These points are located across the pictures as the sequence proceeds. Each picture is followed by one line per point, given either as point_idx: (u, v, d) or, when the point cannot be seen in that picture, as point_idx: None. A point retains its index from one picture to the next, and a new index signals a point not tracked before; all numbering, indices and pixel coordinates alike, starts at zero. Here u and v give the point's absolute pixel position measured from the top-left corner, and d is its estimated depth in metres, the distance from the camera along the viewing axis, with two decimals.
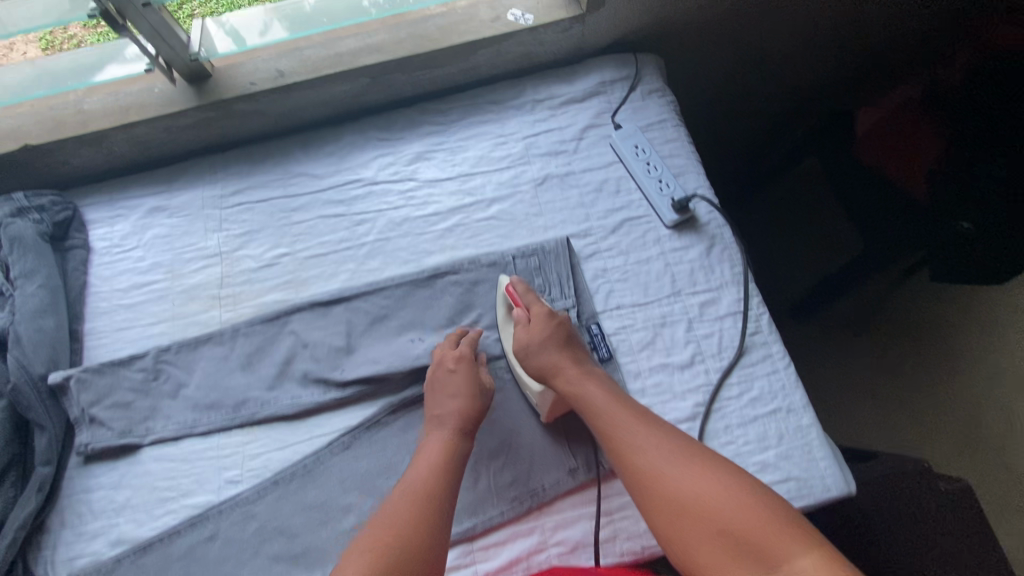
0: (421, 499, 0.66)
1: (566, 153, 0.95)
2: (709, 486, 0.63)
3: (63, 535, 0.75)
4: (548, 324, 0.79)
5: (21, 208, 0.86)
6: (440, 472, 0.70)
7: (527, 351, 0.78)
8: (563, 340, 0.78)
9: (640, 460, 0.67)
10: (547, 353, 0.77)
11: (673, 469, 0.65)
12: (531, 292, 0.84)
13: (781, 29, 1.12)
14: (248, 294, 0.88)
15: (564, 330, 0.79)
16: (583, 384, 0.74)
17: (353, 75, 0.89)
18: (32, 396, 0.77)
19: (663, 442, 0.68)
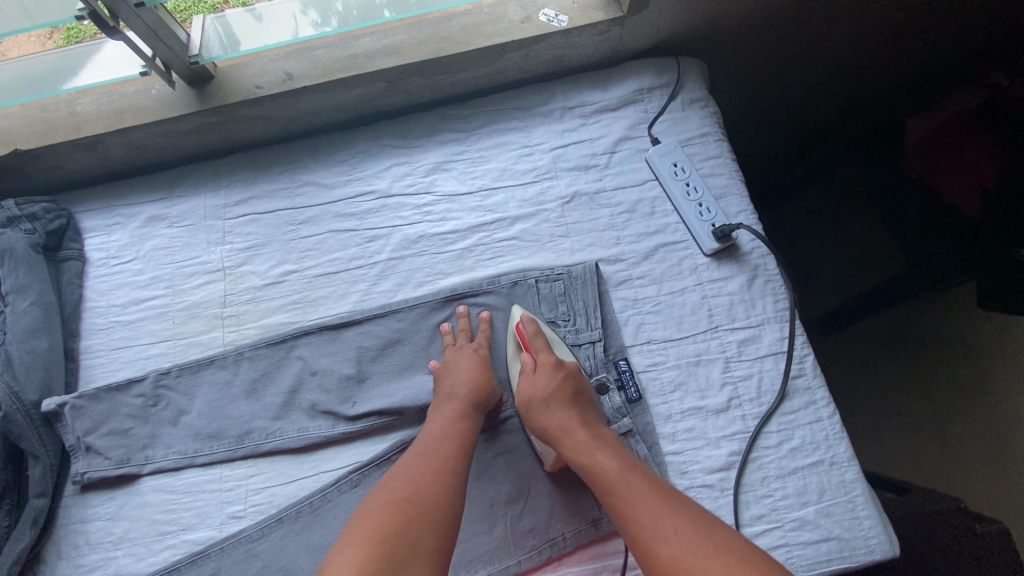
0: (420, 493, 0.61)
1: (597, 168, 0.87)
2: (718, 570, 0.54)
3: (58, 569, 0.71)
4: (553, 377, 0.73)
5: (11, 217, 0.80)
6: (442, 467, 0.65)
7: (529, 409, 0.72)
8: (568, 396, 0.72)
9: (646, 536, 0.59)
10: (553, 409, 0.70)
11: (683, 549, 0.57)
12: (541, 335, 0.76)
13: (828, 35, 1.02)
14: (253, 314, 0.83)
15: (570, 386, 0.72)
16: (593, 451, 0.67)
17: (368, 79, 0.82)
18: (24, 424, 0.72)
19: (680, 522, 0.59)
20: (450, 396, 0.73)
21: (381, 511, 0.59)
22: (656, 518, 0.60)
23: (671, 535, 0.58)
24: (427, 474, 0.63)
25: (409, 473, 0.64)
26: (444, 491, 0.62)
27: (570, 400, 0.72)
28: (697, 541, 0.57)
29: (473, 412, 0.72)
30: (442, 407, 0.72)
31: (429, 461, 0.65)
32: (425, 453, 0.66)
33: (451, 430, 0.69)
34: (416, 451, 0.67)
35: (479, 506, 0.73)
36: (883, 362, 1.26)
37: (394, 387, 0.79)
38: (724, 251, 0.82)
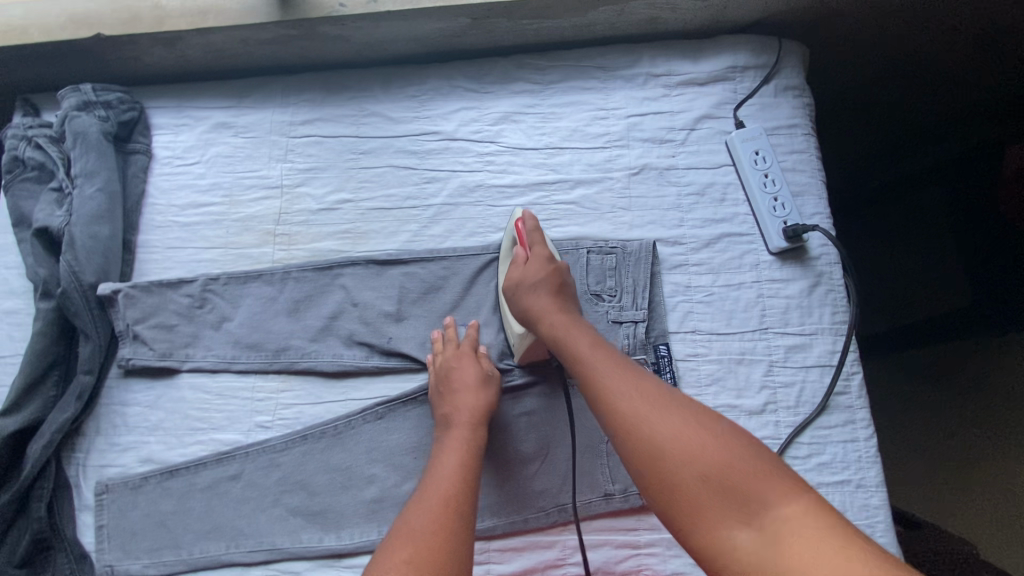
0: (428, 566, 0.55)
1: (672, 144, 0.83)
2: (684, 427, 0.53)
3: (97, 442, 0.76)
4: (544, 267, 0.72)
5: (87, 101, 0.81)
6: (449, 522, 0.59)
7: (517, 290, 0.73)
8: (556, 284, 0.71)
9: (617, 395, 0.58)
10: (534, 294, 0.71)
11: (652, 413, 0.55)
12: (539, 231, 0.76)
13: (929, 47, 0.94)
14: (304, 236, 0.83)
15: (559, 277, 0.72)
16: (567, 328, 0.68)
17: (453, 14, 0.79)
18: (80, 303, 0.75)
19: (635, 377, 0.60)
20: (450, 429, 0.69)
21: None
22: (619, 377, 0.60)
23: (630, 392, 0.58)
24: (431, 537, 0.57)
25: (410, 534, 0.58)
26: (451, 550, 0.57)
27: (558, 288, 0.72)
28: (654, 400, 0.57)
29: (475, 442, 0.68)
30: (445, 439, 0.69)
31: (432, 518, 0.59)
32: (426, 505, 0.61)
33: (455, 469, 0.65)
34: (416, 504, 0.61)
35: (494, 460, 0.74)
36: (927, 395, 1.12)
37: (430, 330, 0.79)
38: (790, 251, 0.78)
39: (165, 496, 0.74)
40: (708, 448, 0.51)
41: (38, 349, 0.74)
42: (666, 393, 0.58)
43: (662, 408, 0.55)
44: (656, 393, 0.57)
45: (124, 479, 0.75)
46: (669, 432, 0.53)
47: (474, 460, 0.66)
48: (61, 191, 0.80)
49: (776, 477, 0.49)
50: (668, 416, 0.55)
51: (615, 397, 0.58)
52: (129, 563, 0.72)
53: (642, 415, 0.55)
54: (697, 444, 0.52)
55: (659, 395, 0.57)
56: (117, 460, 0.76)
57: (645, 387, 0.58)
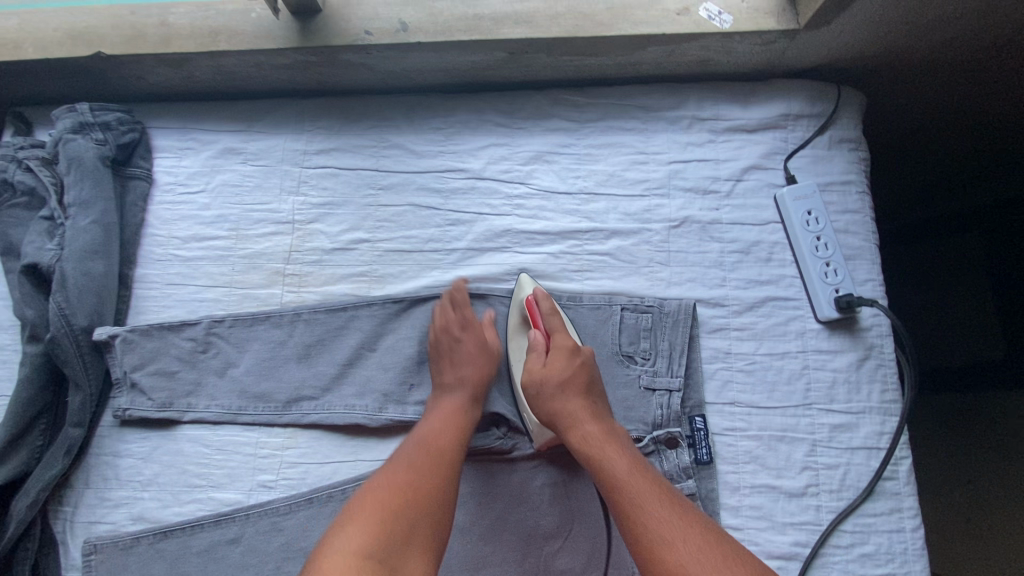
0: (409, 507, 0.58)
1: (717, 195, 0.77)
2: None
3: (86, 496, 0.71)
4: (568, 363, 0.68)
5: (84, 122, 0.74)
6: (432, 476, 0.61)
7: (539, 390, 0.68)
8: (583, 384, 0.67)
9: (665, 553, 0.54)
10: (562, 399, 0.65)
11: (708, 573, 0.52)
12: (557, 314, 0.72)
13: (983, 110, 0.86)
14: (317, 278, 0.77)
15: (585, 374, 0.67)
16: (602, 447, 0.63)
17: (489, 47, 0.72)
18: (72, 350, 0.69)
19: (685, 522, 0.56)
20: (441, 395, 0.69)
21: (367, 515, 0.57)
22: (668, 524, 0.56)
23: (683, 543, 0.54)
24: (414, 488, 0.59)
25: (398, 480, 0.60)
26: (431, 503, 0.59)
27: (586, 387, 0.67)
28: (710, 552, 0.53)
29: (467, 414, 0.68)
30: (439, 398, 0.69)
31: (417, 470, 0.61)
32: (418, 455, 0.63)
33: (447, 429, 0.65)
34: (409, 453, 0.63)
35: (517, 532, 0.69)
36: (947, 437, 1.07)
37: None
38: (839, 320, 0.73)
39: (157, 558, 0.69)
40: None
41: (25, 398, 0.68)
42: (730, 550, 0.54)
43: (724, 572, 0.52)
44: (713, 546, 0.54)
45: (114, 538, 0.69)
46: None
47: (468, 418, 0.68)
48: (53, 220, 0.73)
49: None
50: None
51: (664, 549, 0.54)
52: None
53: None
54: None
55: (721, 549, 0.54)
56: (108, 516, 0.71)
57: (701, 536, 0.55)
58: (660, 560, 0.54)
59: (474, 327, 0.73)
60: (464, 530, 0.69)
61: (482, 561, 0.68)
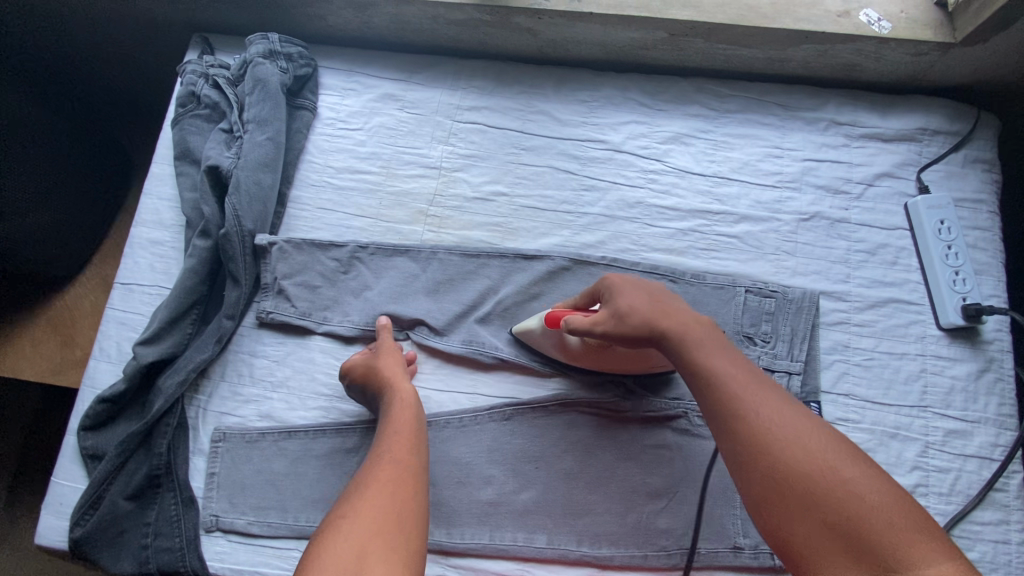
0: (407, 474, 0.58)
1: (848, 196, 0.80)
2: (820, 448, 0.49)
3: (220, 388, 0.76)
4: (632, 289, 0.65)
5: (272, 51, 0.83)
6: (400, 463, 0.59)
7: (619, 315, 0.63)
8: (654, 292, 0.65)
9: (750, 419, 0.52)
10: (641, 307, 0.63)
11: (793, 434, 0.51)
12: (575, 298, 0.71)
13: None
14: (455, 222, 0.82)
15: (656, 287, 0.66)
16: (687, 329, 0.60)
17: (653, 25, 0.78)
18: (237, 248, 0.75)
19: (767, 391, 0.54)
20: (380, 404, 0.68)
21: (348, 505, 0.54)
22: (763, 392, 0.54)
23: (766, 409, 0.53)
24: (383, 474, 0.57)
25: (391, 450, 0.60)
26: (409, 476, 0.58)
27: (656, 293, 0.65)
28: (801, 421, 0.51)
29: (393, 398, 0.67)
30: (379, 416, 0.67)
31: (391, 449, 0.61)
32: (386, 446, 0.61)
33: (401, 423, 0.64)
34: (391, 429, 0.63)
35: (621, 486, 0.71)
36: None
37: None
38: (961, 330, 0.74)
39: (280, 456, 0.73)
40: (849, 492, 0.47)
41: (188, 285, 0.74)
42: (809, 417, 0.52)
43: (813, 444, 0.50)
44: (803, 419, 0.52)
45: (242, 431, 0.74)
46: (846, 478, 0.48)
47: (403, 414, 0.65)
48: (230, 132, 0.80)
49: (924, 534, 0.45)
50: (809, 438, 0.50)
51: (749, 411, 0.53)
52: (234, 516, 0.71)
53: (780, 439, 0.50)
54: (848, 484, 0.47)
55: (811, 428, 0.51)
56: (238, 410, 0.75)
57: (791, 410, 0.52)
58: (745, 420, 0.52)
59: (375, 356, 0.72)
60: (571, 476, 0.72)
61: (585, 508, 0.71)
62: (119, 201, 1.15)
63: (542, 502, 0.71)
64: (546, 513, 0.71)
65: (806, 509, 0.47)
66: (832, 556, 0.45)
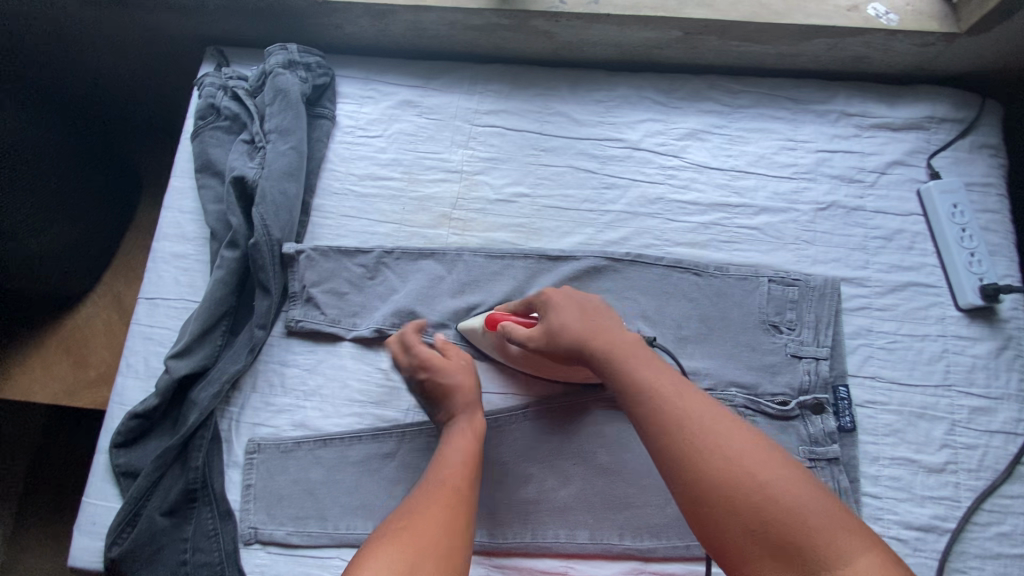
0: (460, 493, 0.57)
1: (861, 185, 0.82)
2: (727, 437, 0.51)
3: (252, 399, 0.75)
4: (560, 301, 0.68)
5: (292, 61, 0.83)
6: (458, 484, 0.58)
7: (552, 331, 0.66)
8: (588, 308, 0.67)
9: (678, 422, 0.53)
10: (571, 321, 0.66)
11: (705, 431, 0.52)
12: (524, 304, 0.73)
13: None
14: (480, 224, 0.83)
15: (587, 300, 0.69)
16: (618, 343, 0.62)
17: (668, 25, 0.80)
18: (266, 257, 0.75)
19: (681, 389, 0.56)
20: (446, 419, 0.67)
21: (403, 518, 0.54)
22: (687, 396, 0.55)
23: (689, 410, 0.54)
24: (439, 494, 0.57)
25: (448, 470, 0.60)
26: (464, 499, 0.57)
27: (590, 309, 0.67)
28: (721, 420, 0.53)
29: (461, 421, 0.66)
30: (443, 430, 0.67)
31: (452, 469, 0.60)
32: (445, 465, 0.61)
33: (464, 447, 0.63)
34: (450, 447, 0.63)
35: (659, 478, 0.72)
36: None
37: None
38: (979, 310, 0.77)
39: (316, 464, 0.73)
40: (771, 490, 0.47)
41: (217, 297, 0.74)
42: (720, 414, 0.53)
43: (734, 443, 0.51)
44: (726, 421, 0.53)
45: (277, 441, 0.74)
46: (762, 479, 0.48)
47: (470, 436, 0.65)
48: (252, 143, 0.81)
49: (852, 530, 0.45)
50: (730, 440, 0.51)
51: (673, 417, 0.54)
52: (273, 527, 0.71)
53: (703, 441, 0.51)
54: (769, 483, 0.48)
55: (732, 427, 0.52)
56: (271, 420, 0.75)
57: (716, 415, 0.53)
58: (669, 424, 0.54)
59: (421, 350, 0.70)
60: (608, 470, 0.72)
61: (625, 502, 0.71)
62: (130, 217, 1.14)
63: (582, 498, 0.71)
64: (586, 509, 0.71)
65: (729, 511, 0.48)
66: (759, 561, 0.46)
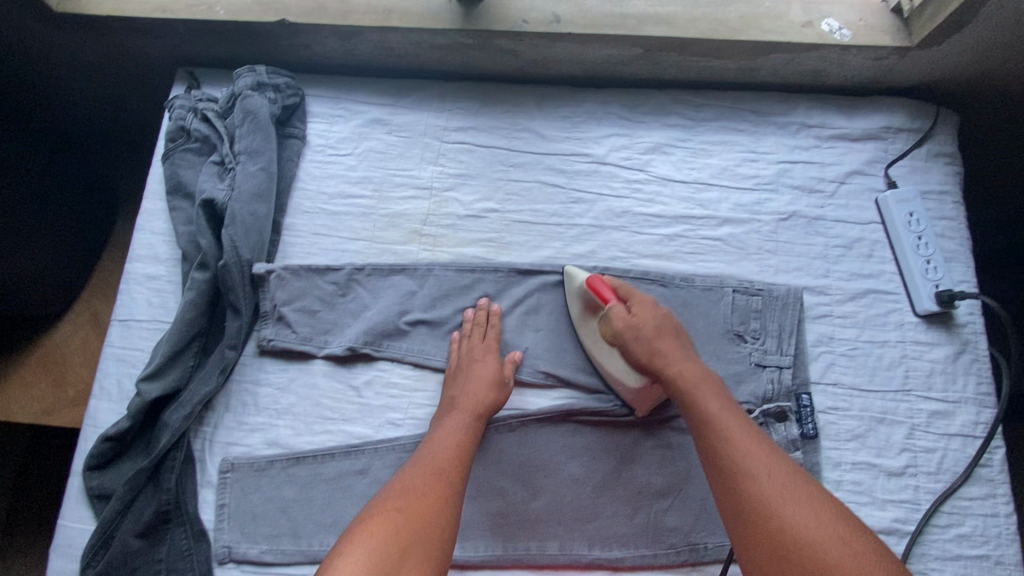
0: (443, 485, 0.63)
1: (822, 195, 0.84)
2: (796, 501, 0.56)
3: (225, 419, 0.76)
4: (652, 313, 0.74)
5: (260, 83, 0.84)
6: (446, 477, 0.64)
7: (631, 334, 0.72)
8: (670, 329, 0.73)
9: (749, 477, 0.58)
10: (652, 336, 0.72)
11: (775, 490, 0.57)
12: (620, 288, 0.76)
13: None
14: (450, 240, 0.84)
15: (672, 321, 0.74)
16: (696, 384, 0.67)
17: (629, 42, 0.82)
18: (236, 278, 0.76)
19: (757, 445, 0.61)
20: (453, 407, 0.72)
21: (393, 504, 0.60)
22: (758, 452, 0.60)
23: (762, 468, 0.59)
24: (427, 485, 0.62)
25: (438, 461, 0.65)
26: (449, 491, 0.63)
27: (674, 334, 0.73)
28: (790, 482, 0.58)
29: (475, 427, 0.70)
30: (446, 416, 0.71)
31: (441, 460, 0.66)
32: (435, 456, 0.66)
33: (456, 441, 0.68)
34: (443, 439, 0.68)
35: (628, 488, 0.73)
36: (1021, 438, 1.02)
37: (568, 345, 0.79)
38: (936, 316, 0.78)
39: (289, 482, 0.74)
40: (838, 554, 0.52)
41: (188, 318, 0.75)
42: (795, 476, 0.58)
43: (804, 507, 0.55)
44: (799, 485, 0.57)
45: (250, 460, 0.74)
46: (829, 546, 0.53)
47: (470, 435, 0.69)
48: (222, 165, 0.82)
49: None
50: (801, 504, 0.56)
51: (747, 471, 0.59)
52: (247, 546, 0.71)
53: (777, 500, 0.56)
54: (835, 549, 0.52)
55: (803, 492, 0.57)
56: (244, 439, 0.75)
57: (789, 476, 0.58)
58: (741, 476, 0.58)
59: (490, 341, 0.77)
60: (578, 480, 0.74)
61: (594, 512, 0.72)
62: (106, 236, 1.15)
63: (552, 509, 0.73)
64: (557, 520, 0.72)
65: (795, 566, 0.52)
66: None
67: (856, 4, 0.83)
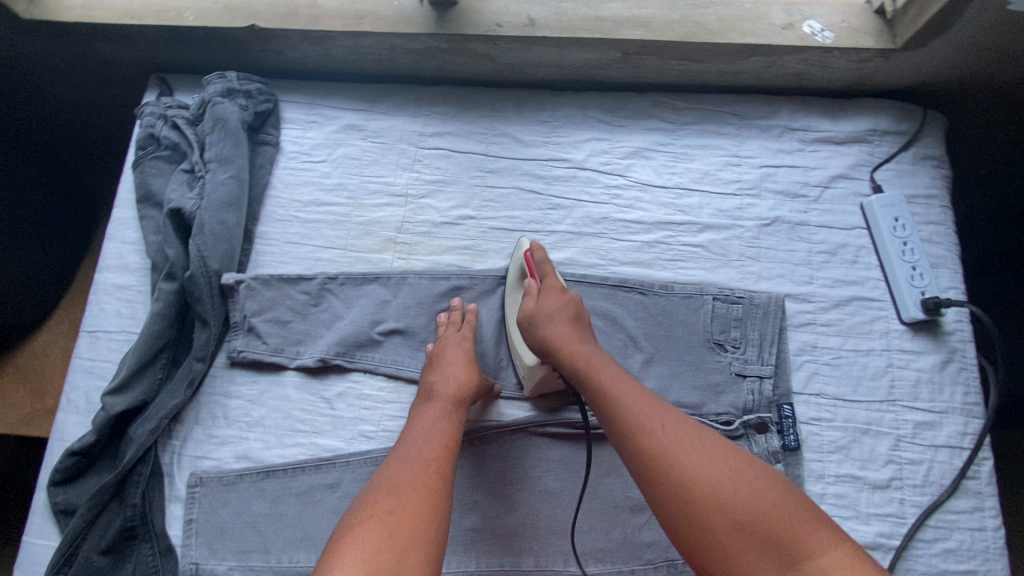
0: (432, 474, 0.59)
1: (806, 199, 0.82)
2: (722, 469, 0.54)
3: (194, 432, 0.74)
4: (558, 299, 0.71)
5: (231, 89, 0.83)
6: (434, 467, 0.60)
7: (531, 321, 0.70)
8: (574, 313, 0.70)
9: (665, 452, 0.55)
10: (553, 323, 0.68)
11: (700, 462, 0.54)
12: (548, 262, 0.75)
13: None
14: (425, 247, 0.82)
15: (575, 307, 0.70)
16: (597, 367, 0.64)
17: (606, 46, 0.80)
18: (204, 289, 0.75)
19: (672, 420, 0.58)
20: (432, 396, 0.68)
21: (376, 511, 0.56)
22: (673, 428, 0.57)
23: (681, 443, 0.56)
24: (412, 478, 0.58)
25: (421, 452, 0.61)
26: (438, 481, 0.59)
27: (575, 318, 0.70)
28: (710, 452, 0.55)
29: (458, 414, 0.67)
30: (426, 406, 0.68)
31: (427, 451, 0.62)
32: (418, 447, 0.62)
33: (440, 430, 0.64)
34: (427, 429, 0.64)
35: (605, 502, 0.71)
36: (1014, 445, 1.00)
37: None
38: (923, 323, 0.76)
39: (259, 497, 0.72)
40: (769, 516, 0.50)
41: (155, 330, 0.74)
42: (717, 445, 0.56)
43: (731, 473, 0.53)
44: (719, 451, 0.55)
45: (219, 474, 0.72)
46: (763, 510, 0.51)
47: (453, 422, 0.66)
48: (192, 173, 0.80)
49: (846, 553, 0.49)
50: (724, 473, 0.53)
51: (666, 452, 0.56)
52: (215, 563, 0.69)
53: (700, 471, 0.54)
54: (767, 512, 0.51)
55: (727, 457, 0.55)
56: (213, 453, 0.74)
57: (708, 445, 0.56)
58: (659, 453, 0.56)
59: (467, 331, 0.76)
60: (554, 494, 0.72)
61: (570, 527, 0.70)
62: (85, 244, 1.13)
63: (527, 524, 0.71)
64: (532, 535, 0.70)
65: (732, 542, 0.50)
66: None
67: (839, 5, 0.81)
